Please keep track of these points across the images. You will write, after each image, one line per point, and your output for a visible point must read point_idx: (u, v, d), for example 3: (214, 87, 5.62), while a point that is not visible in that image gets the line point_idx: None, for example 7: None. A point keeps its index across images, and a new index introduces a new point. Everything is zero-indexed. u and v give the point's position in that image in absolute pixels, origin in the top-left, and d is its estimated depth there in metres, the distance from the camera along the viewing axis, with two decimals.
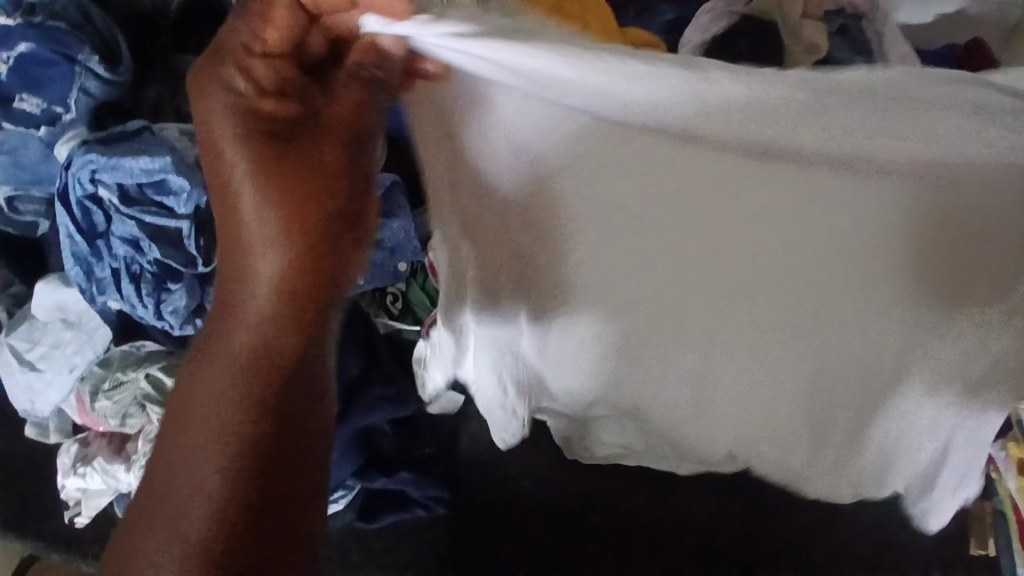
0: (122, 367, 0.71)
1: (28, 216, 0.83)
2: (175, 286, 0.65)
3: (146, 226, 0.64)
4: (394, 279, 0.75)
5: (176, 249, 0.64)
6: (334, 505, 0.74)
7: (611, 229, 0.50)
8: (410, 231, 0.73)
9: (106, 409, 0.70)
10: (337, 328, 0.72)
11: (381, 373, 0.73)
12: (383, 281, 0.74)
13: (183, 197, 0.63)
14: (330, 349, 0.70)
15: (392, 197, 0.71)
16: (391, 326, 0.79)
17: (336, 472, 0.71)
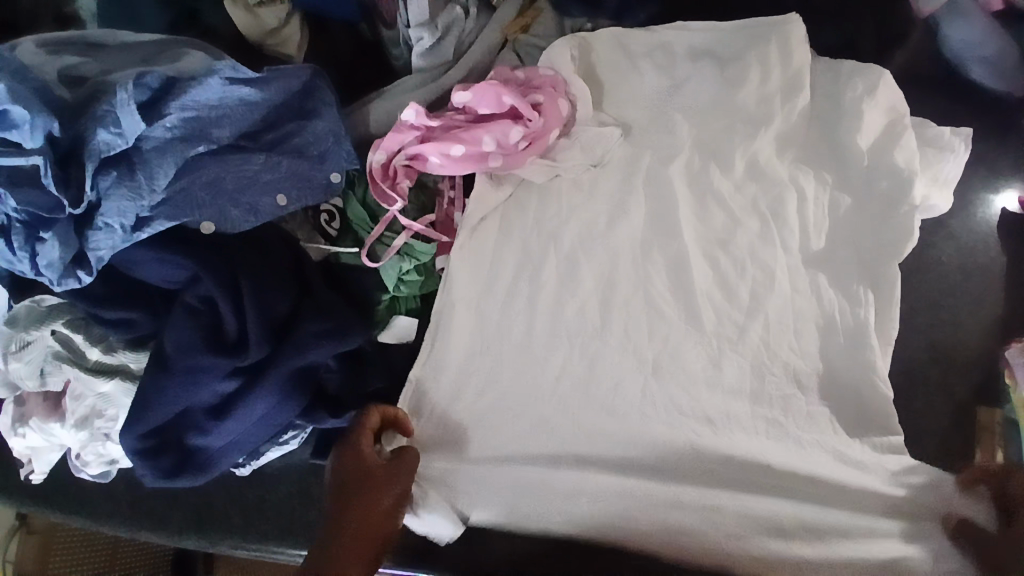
0: (26, 324, 0.62)
1: None
2: (46, 235, 0.55)
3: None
4: (326, 192, 0.68)
5: (39, 192, 0.54)
6: (286, 446, 0.70)
7: (733, 225, 0.73)
8: (336, 132, 0.69)
9: (21, 371, 0.63)
10: (251, 260, 0.62)
11: (315, 307, 0.66)
12: (313, 195, 0.67)
13: (26, 128, 0.53)
14: (245, 288, 0.61)
15: (314, 98, 0.69)
16: (326, 249, 0.73)
17: (277, 417, 0.65)
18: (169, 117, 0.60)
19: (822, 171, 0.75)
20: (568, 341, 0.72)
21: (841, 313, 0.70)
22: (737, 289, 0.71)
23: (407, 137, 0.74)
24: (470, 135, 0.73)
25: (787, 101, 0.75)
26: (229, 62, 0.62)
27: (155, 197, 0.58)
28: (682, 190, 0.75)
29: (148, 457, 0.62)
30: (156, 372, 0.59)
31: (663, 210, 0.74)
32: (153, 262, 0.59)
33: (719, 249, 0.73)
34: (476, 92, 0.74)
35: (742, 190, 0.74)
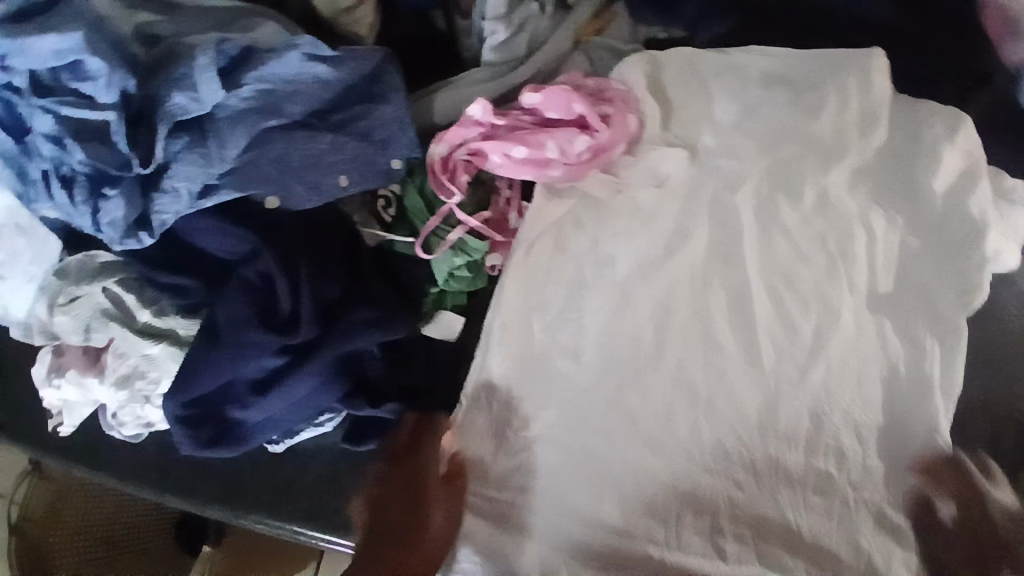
0: (78, 279, 0.62)
1: None
2: (110, 192, 0.54)
3: (68, 120, 0.53)
4: (387, 178, 0.68)
5: (107, 147, 0.53)
6: (321, 428, 0.70)
7: (798, 267, 0.75)
8: (403, 119, 0.66)
9: (66, 325, 0.63)
10: (309, 240, 0.62)
11: (365, 295, 0.65)
12: (372, 180, 0.66)
13: (102, 82, 0.51)
14: (302, 268, 0.60)
15: (382, 82, 0.66)
16: (381, 235, 0.73)
17: (318, 399, 0.65)
18: (245, 87, 0.59)
19: (895, 211, 0.75)
20: (630, 362, 0.74)
21: (906, 366, 0.71)
22: (799, 327, 0.73)
23: (472, 132, 0.74)
24: (535, 139, 0.74)
25: (864, 135, 0.75)
26: (309, 38, 0.61)
27: (224, 166, 0.58)
28: (749, 220, 0.76)
29: (187, 427, 0.62)
30: (203, 346, 0.59)
31: (722, 238, 0.77)
32: (211, 231, 0.59)
33: (781, 286, 0.75)
34: (546, 96, 0.75)
35: (807, 228, 0.75)
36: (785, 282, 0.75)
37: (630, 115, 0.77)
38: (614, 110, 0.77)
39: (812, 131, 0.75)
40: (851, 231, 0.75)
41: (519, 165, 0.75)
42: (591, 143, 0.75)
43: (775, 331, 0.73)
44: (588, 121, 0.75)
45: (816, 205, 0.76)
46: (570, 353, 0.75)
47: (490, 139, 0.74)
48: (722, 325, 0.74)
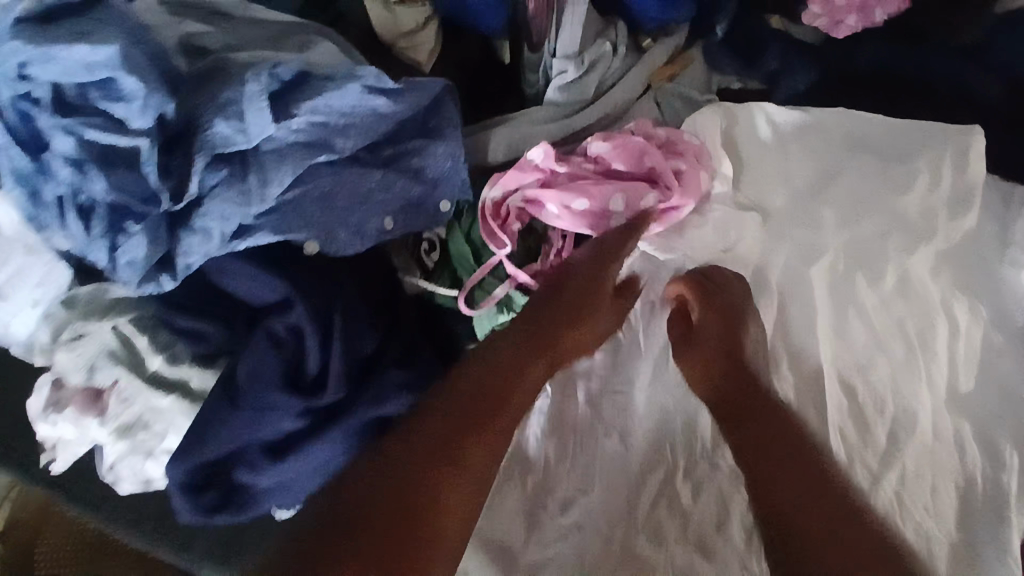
0: (86, 314, 0.56)
1: None
2: (133, 228, 0.48)
3: (93, 145, 0.47)
4: (433, 221, 0.62)
5: (134, 176, 0.47)
6: None
7: (876, 355, 0.67)
8: (458, 159, 0.61)
9: (67, 364, 0.56)
10: (347, 290, 0.55)
11: (398, 353, 0.59)
12: (418, 223, 0.61)
13: (137, 105, 0.45)
14: (337, 321, 0.53)
15: (440, 114, 0.62)
16: (422, 284, 0.66)
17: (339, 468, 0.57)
18: (297, 119, 0.53)
19: (978, 301, 0.69)
20: (685, 454, 0.64)
21: (980, 474, 0.64)
22: (872, 427, 0.65)
23: (531, 181, 0.67)
24: (598, 190, 0.66)
25: (952, 219, 0.68)
26: (373, 69, 0.55)
27: (263, 205, 0.51)
28: (824, 299, 0.68)
29: (188, 492, 0.55)
30: (220, 401, 0.51)
31: (797, 316, 0.68)
32: (240, 276, 0.52)
33: (859, 377, 0.66)
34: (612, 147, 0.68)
35: (890, 313, 0.68)
36: (863, 371, 0.66)
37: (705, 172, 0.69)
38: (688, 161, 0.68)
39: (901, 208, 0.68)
40: (936, 320, 0.67)
41: (580, 219, 0.67)
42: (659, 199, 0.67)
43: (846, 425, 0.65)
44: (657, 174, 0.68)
45: (897, 287, 0.68)
46: (617, 432, 0.65)
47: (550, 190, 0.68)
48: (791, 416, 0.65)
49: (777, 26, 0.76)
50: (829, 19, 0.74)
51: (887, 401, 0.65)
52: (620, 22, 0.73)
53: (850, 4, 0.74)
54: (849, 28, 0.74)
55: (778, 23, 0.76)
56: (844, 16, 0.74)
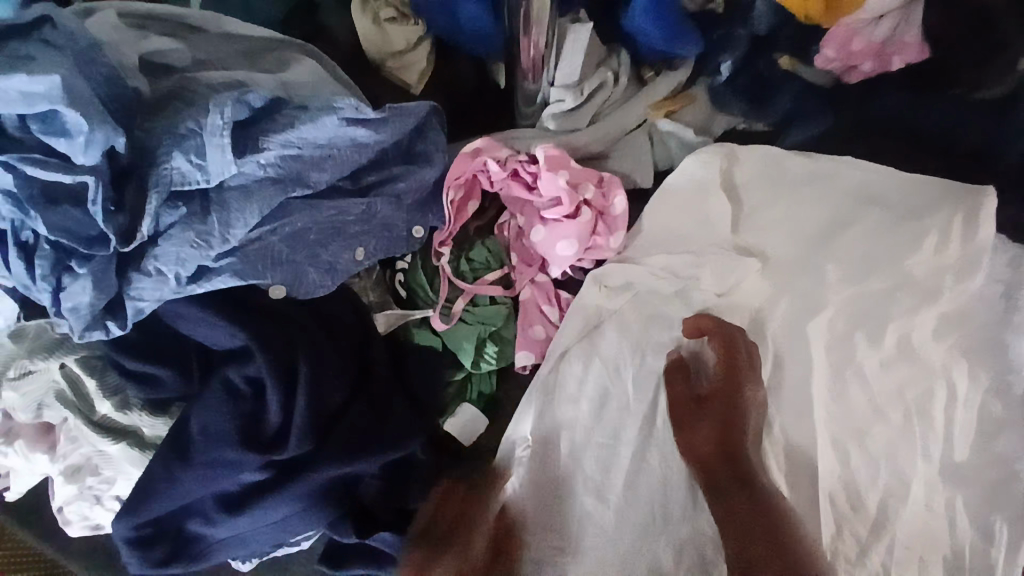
0: (30, 349, 0.52)
1: None
2: (79, 269, 0.44)
3: (31, 180, 0.42)
4: (408, 246, 0.61)
5: (82, 215, 0.43)
6: (298, 544, 0.58)
7: (872, 421, 0.63)
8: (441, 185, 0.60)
9: (13, 401, 0.52)
10: (310, 336, 0.51)
11: (366, 406, 0.55)
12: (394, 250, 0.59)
13: (81, 141, 0.41)
14: (302, 374, 0.49)
15: (425, 139, 0.61)
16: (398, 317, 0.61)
17: (298, 525, 0.53)
18: (267, 152, 0.49)
19: (985, 368, 0.63)
20: (665, 519, 0.61)
21: (970, 548, 0.60)
22: (864, 497, 0.62)
23: (475, 170, 0.64)
24: (545, 230, 0.65)
25: (958, 281, 0.64)
26: (351, 100, 0.51)
27: (224, 247, 0.47)
28: (819, 360, 0.65)
29: (138, 544, 0.51)
30: (169, 457, 0.48)
31: (788, 376, 0.64)
32: (199, 321, 0.48)
33: (854, 447, 0.63)
34: (570, 172, 0.64)
35: (885, 375, 0.64)
36: (859, 436, 0.63)
37: (695, 229, 0.66)
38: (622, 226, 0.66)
39: (906, 270, 0.65)
40: (934, 385, 0.63)
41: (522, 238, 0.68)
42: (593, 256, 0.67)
43: (836, 493, 0.62)
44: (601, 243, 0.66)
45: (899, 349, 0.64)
46: (596, 491, 0.61)
47: (489, 187, 0.66)
48: (781, 484, 0.62)
49: (787, 67, 0.68)
50: (844, 63, 0.67)
51: (878, 468, 0.62)
52: (622, 52, 0.70)
53: (867, 48, 0.66)
54: (865, 73, 0.67)
55: (788, 63, 0.68)
56: (861, 61, 0.67)
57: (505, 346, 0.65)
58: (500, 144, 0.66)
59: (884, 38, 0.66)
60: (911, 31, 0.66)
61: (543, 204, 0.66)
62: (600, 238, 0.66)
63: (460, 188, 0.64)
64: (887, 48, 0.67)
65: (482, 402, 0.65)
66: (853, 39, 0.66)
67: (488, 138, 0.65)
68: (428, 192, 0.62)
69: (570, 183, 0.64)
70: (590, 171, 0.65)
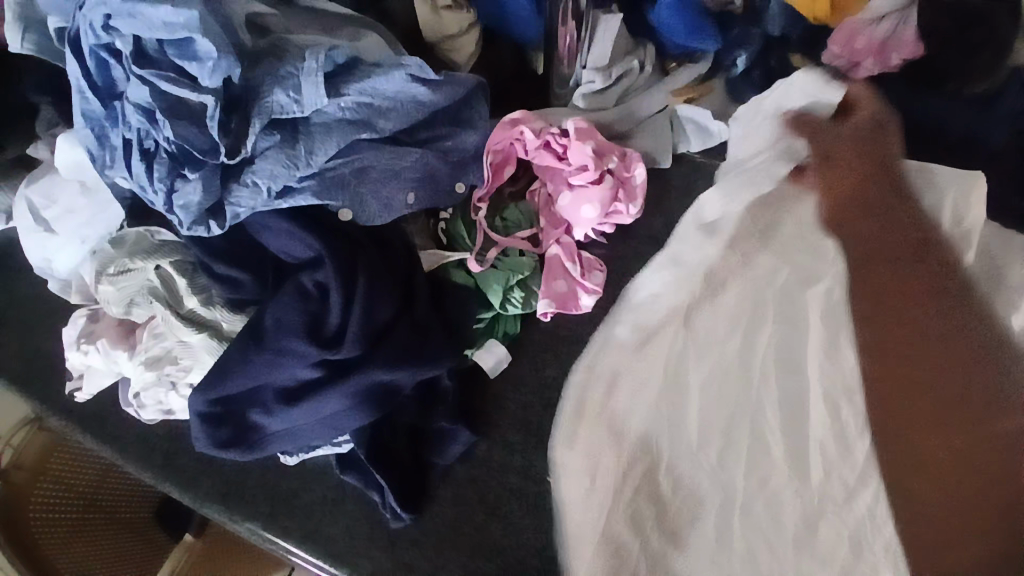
0: (131, 251, 0.61)
1: (32, 46, 0.63)
2: (190, 174, 0.53)
3: (163, 96, 0.52)
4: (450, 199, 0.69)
5: (199, 129, 0.53)
6: (337, 448, 0.67)
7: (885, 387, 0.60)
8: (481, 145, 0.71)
9: (110, 295, 0.61)
10: (369, 256, 0.60)
11: (409, 326, 0.64)
12: (439, 199, 0.68)
13: (208, 65, 0.50)
14: (361, 284, 0.58)
15: (470, 109, 0.72)
16: (438, 255, 0.70)
17: (344, 422, 0.62)
18: (345, 97, 0.58)
19: None
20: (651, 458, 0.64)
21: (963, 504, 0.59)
22: (851, 447, 0.61)
23: (512, 139, 0.73)
24: (570, 195, 0.74)
25: None
26: (417, 61, 0.61)
27: (308, 170, 0.56)
28: (809, 317, 0.65)
29: (208, 423, 0.60)
30: (246, 344, 0.57)
31: (780, 329, 0.66)
32: (282, 233, 0.57)
33: (840, 399, 0.62)
34: (595, 143, 0.73)
35: (877, 336, 0.62)
36: (846, 393, 0.62)
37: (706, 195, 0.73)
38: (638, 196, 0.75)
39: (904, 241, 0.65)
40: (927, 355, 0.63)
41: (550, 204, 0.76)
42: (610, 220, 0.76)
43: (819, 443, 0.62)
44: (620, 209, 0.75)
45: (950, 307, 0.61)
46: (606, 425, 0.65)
47: (524, 155, 0.75)
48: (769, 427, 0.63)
49: (798, 64, 0.76)
50: (848, 60, 0.74)
51: (860, 424, 0.61)
52: (649, 47, 0.79)
53: (869, 46, 0.73)
54: (869, 70, 0.73)
55: (799, 61, 0.76)
56: (863, 58, 0.73)
57: (530, 294, 0.73)
58: (537, 117, 0.75)
59: (885, 37, 0.73)
60: (911, 31, 0.73)
61: (571, 172, 0.74)
62: (620, 205, 0.75)
63: (498, 154, 0.74)
64: (887, 46, 0.73)
65: (507, 341, 0.73)
66: (855, 37, 0.74)
67: (526, 112, 0.75)
68: (472, 153, 0.71)
69: (595, 153, 0.73)
70: (611, 145, 0.74)
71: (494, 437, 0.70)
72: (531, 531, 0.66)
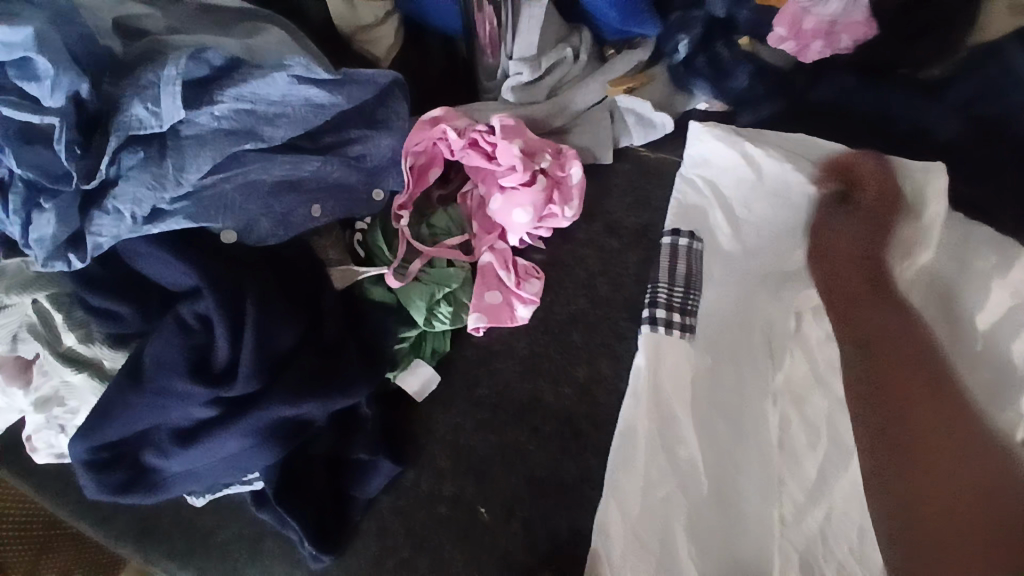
0: (9, 283, 0.54)
1: None
2: (45, 204, 0.48)
3: (6, 121, 0.47)
4: (367, 208, 0.64)
5: (51, 155, 0.48)
6: (248, 485, 0.62)
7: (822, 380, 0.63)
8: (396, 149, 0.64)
9: None
10: (265, 282, 0.54)
11: (317, 351, 0.58)
12: (351, 209, 0.62)
13: (46, 84, 0.45)
14: (249, 314, 0.52)
15: (386, 109, 0.64)
16: (352, 271, 0.63)
17: (250, 460, 0.57)
18: (221, 105, 0.52)
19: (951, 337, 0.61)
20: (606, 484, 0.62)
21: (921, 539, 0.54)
22: (801, 459, 0.61)
23: (434, 138, 0.67)
24: (501, 197, 0.68)
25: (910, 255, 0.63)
26: (303, 59, 0.54)
27: (179, 190, 0.51)
28: (758, 337, 0.64)
29: (96, 470, 0.56)
30: (125, 384, 0.52)
31: (738, 341, 0.64)
32: (157, 260, 0.52)
33: (796, 411, 0.62)
34: (524, 141, 0.67)
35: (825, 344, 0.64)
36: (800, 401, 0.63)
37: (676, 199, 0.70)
38: (573, 194, 0.69)
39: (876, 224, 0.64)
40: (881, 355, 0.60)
41: (485, 206, 0.71)
42: (550, 222, 0.69)
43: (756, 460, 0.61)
44: (555, 210, 0.69)
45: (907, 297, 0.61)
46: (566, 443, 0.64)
47: (450, 155, 0.69)
48: (707, 440, 0.61)
49: (746, 47, 0.72)
50: (795, 43, 0.70)
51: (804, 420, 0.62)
52: (584, 30, 0.72)
53: (817, 28, 0.68)
54: (815, 54, 0.70)
55: (747, 43, 0.72)
56: (811, 40, 0.69)
57: (459, 308, 0.67)
58: (461, 113, 0.68)
59: (836, 15, 0.68)
60: (861, 9, 0.68)
61: (500, 172, 0.68)
62: (556, 207, 0.68)
63: (420, 155, 0.67)
64: (836, 27, 0.69)
65: (436, 360, 0.68)
66: (803, 18, 0.68)
67: (449, 109, 0.68)
68: (387, 158, 0.65)
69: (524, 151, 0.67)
70: (542, 141, 0.68)
71: (422, 463, 0.64)
72: (459, 562, 0.60)
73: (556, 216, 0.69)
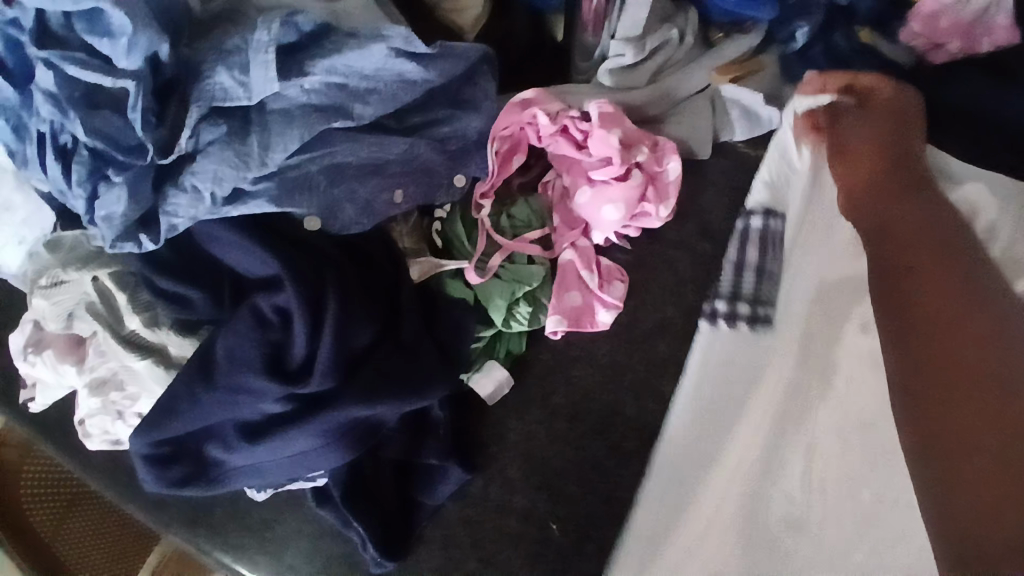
0: (68, 259, 0.51)
1: None
2: (114, 177, 0.43)
3: (74, 82, 0.42)
4: (447, 195, 0.58)
5: (122, 123, 0.43)
6: (312, 482, 0.58)
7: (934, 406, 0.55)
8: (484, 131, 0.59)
9: (43, 310, 0.51)
10: (347, 275, 0.50)
11: (393, 350, 0.54)
12: (432, 196, 0.57)
13: (122, 43, 0.40)
14: (331, 309, 0.48)
15: (474, 86, 0.59)
16: (432, 264, 0.59)
17: (316, 462, 0.52)
18: (311, 77, 0.47)
19: None
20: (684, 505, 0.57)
21: None
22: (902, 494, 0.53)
23: (522, 123, 0.61)
24: (592, 192, 0.62)
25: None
26: (402, 29, 0.48)
27: (262, 170, 0.46)
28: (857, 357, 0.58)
29: (156, 464, 0.53)
30: (194, 377, 0.48)
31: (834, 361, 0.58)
32: (234, 246, 0.47)
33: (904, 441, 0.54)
34: (623, 131, 0.61)
35: None
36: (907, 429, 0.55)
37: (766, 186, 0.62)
38: (670, 193, 0.63)
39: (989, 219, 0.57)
40: None
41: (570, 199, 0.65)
42: (642, 221, 0.64)
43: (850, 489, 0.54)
44: (649, 209, 0.63)
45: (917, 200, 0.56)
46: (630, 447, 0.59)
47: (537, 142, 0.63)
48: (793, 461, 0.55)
49: (866, 40, 0.65)
50: (927, 41, 0.63)
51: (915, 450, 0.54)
52: (690, 11, 0.66)
53: (954, 27, 0.62)
54: (948, 55, 0.63)
55: (867, 36, 0.65)
56: (946, 40, 0.62)
57: (539, 309, 0.62)
58: (552, 97, 0.63)
59: (977, 17, 0.61)
60: (1005, 12, 0.61)
61: (591, 164, 0.63)
62: (649, 205, 0.63)
63: (506, 140, 0.61)
64: (976, 28, 0.62)
65: (510, 362, 0.63)
66: (940, 16, 0.62)
67: (541, 90, 0.62)
68: (473, 141, 0.59)
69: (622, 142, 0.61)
70: (641, 132, 0.63)
71: (492, 471, 0.60)
72: None
73: (648, 215, 0.63)
